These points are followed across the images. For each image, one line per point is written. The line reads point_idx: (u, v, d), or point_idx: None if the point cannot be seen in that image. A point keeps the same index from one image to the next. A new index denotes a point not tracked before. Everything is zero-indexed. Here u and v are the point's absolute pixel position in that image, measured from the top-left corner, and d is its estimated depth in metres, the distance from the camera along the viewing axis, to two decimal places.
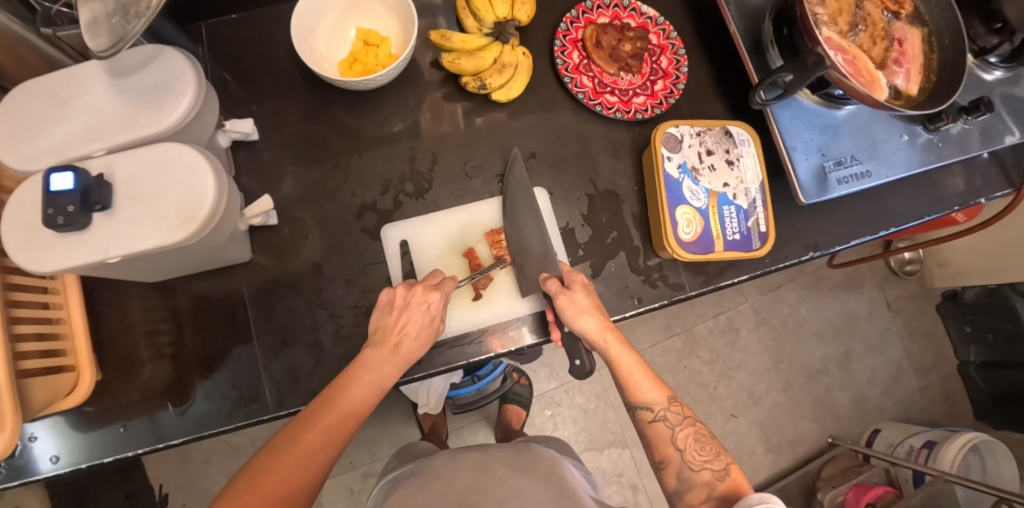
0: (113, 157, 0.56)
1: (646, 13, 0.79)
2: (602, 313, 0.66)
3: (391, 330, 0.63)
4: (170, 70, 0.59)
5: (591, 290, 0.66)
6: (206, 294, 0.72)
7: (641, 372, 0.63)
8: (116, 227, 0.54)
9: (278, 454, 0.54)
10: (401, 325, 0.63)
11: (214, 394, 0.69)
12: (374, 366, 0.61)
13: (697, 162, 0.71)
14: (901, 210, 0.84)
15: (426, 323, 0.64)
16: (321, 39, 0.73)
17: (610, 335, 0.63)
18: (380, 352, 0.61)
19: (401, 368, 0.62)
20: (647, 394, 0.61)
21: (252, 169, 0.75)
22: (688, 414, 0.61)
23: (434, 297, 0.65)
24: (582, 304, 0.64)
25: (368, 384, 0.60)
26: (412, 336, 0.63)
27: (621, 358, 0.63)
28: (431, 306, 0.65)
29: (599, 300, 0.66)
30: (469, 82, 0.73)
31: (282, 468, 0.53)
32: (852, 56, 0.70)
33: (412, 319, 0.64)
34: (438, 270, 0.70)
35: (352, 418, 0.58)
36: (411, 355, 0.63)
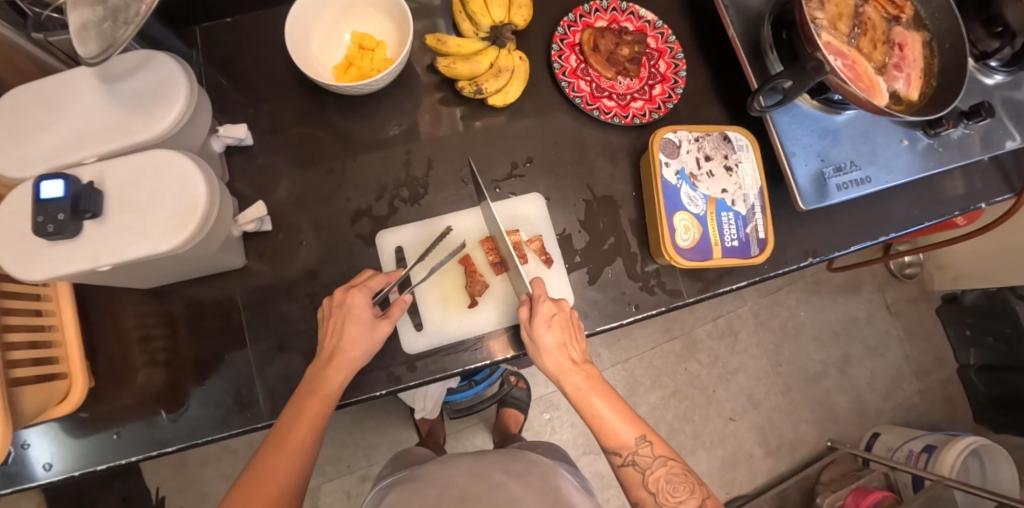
0: (105, 164, 0.55)
1: (644, 16, 0.79)
2: (571, 345, 0.64)
3: (330, 336, 0.62)
4: (162, 75, 0.59)
5: (560, 322, 0.63)
6: (200, 301, 0.72)
7: (611, 414, 0.62)
8: (107, 235, 0.54)
9: (249, 483, 0.55)
10: (335, 328, 0.62)
11: (208, 402, 0.69)
12: (324, 374, 0.60)
13: (695, 168, 0.71)
14: (901, 215, 0.83)
15: (354, 321, 0.62)
16: (316, 43, 0.72)
17: (574, 377, 0.63)
18: (319, 366, 0.61)
19: (346, 370, 0.61)
20: (617, 437, 0.61)
21: (246, 174, 0.75)
22: (661, 454, 0.61)
23: (356, 298, 0.63)
24: (543, 343, 0.63)
25: (319, 397, 0.59)
26: (347, 337, 0.61)
27: (587, 400, 0.63)
28: (355, 302, 0.63)
29: (569, 330, 0.64)
30: (465, 86, 0.72)
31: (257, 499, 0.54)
32: (852, 61, 0.69)
33: (338, 323, 0.62)
34: (371, 268, 0.68)
35: (313, 429, 0.59)
36: (354, 355, 0.61)
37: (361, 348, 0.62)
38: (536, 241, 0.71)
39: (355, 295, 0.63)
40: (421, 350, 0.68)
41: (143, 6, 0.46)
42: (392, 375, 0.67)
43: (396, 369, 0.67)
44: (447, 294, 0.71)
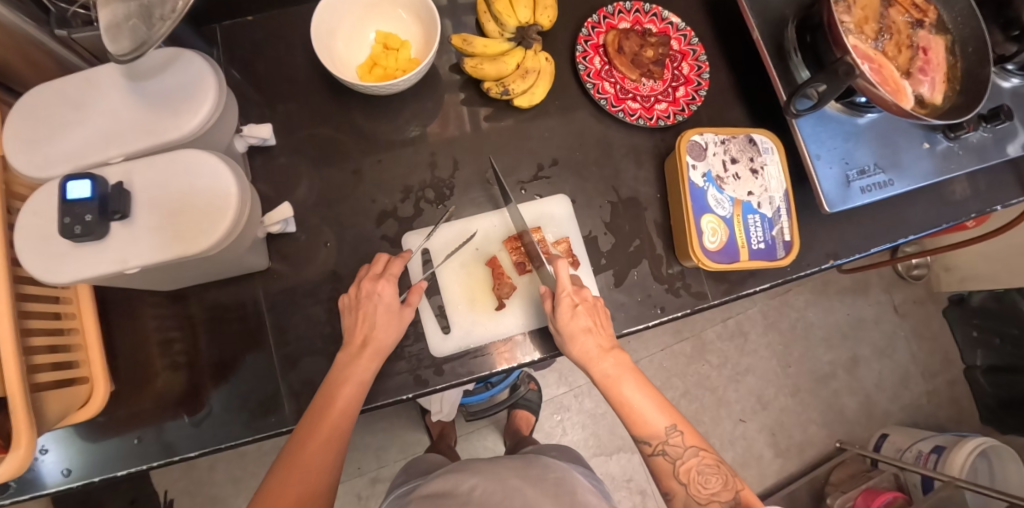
0: (132, 165, 0.54)
1: (667, 18, 0.79)
2: (598, 332, 0.63)
3: (358, 325, 0.62)
4: (188, 74, 0.57)
5: (584, 311, 0.63)
6: (222, 303, 0.71)
7: (640, 398, 0.62)
8: (137, 236, 0.53)
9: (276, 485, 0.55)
10: (366, 315, 0.62)
11: (231, 405, 0.68)
12: (351, 365, 0.60)
13: (721, 171, 0.70)
14: (920, 217, 0.84)
15: (384, 309, 0.62)
16: (340, 42, 0.71)
17: (604, 364, 0.62)
18: (349, 353, 0.61)
19: (376, 358, 0.61)
20: (647, 426, 0.61)
21: (268, 174, 0.74)
22: (691, 444, 0.60)
23: (383, 287, 0.63)
24: (565, 331, 0.62)
25: (351, 383, 0.59)
26: (382, 327, 0.62)
27: (617, 386, 0.62)
28: (382, 288, 0.63)
29: (594, 317, 0.64)
30: (491, 87, 0.71)
31: (293, 486, 0.55)
32: (878, 65, 0.69)
33: (367, 312, 0.62)
34: (385, 254, 0.67)
35: (342, 420, 0.58)
36: (384, 345, 0.62)
37: (393, 336, 0.62)
38: (563, 242, 0.71)
39: (382, 282, 0.64)
40: (448, 352, 0.68)
41: (178, 3, 0.44)
42: (419, 378, 0.67)
43: (422, 372, 0.67)
44: (473, 296, 0.71)
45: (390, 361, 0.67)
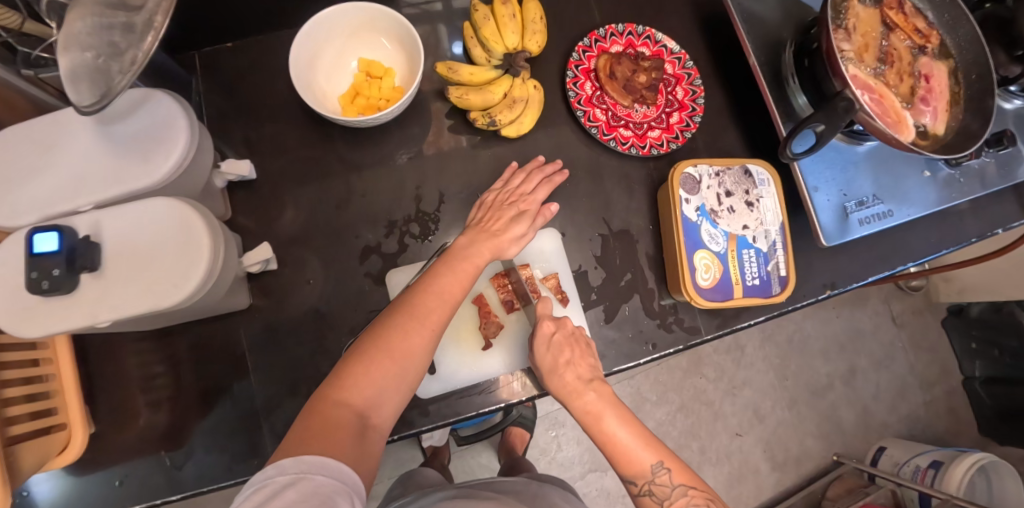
0: (102, 213, 0.52)
1: (661, 40, 0.76)
2: (578, 364, 0.61)
3: (489, 213, 0.66)
4: (160, 116, 0.55)
5: (561, 342, 0.61)
6: (204, 340, 0.69)
7: (625, 435, 0.58)
8: (108, 288, 0.51)
9: (379, 330, 0.55)
10: (499, 217, 0.65)
11: (213, 448, 0.67)
12: (471, 255, 0.62)
13: (715, 204, 0.68)
14: (919, 244, 0.81)
15: (523, 217, 0.65)
16: (321, 73, 0.69)
17: (585, 397, 0.60)
18: (477, 235, 0.64)
19: (494, 251, 0.63)
20: (632, 464, 0.56)
21: (249, 207, 0.72)
22: (681, 482, 0.55)
23: (529, 201, 0.66)
24: (543, 365, 0.61)
25: (464, 277, 0.60)
26: (504, 229, 0.65)
27: (599, 422, 0.59)
28: (523, 211, 0.66)
29: (573, 348, 0.62)
30: (477, 117, 0.68)
31: (389, 348, 0.53)
32: (878, 96, 0.67)
33: (505, 214, 0.66)
34: (513, 162, 0.71)
35: (450, 305, 0.59)
36: (508, 238, 0.64)
37: (514, 248, 0.65)
38: (552, 279, 0.69)
39: (523, 199, 0.67)
40: (434, 393, 0.66)
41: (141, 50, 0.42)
42: (403, 418, 0.64)
43: (407, 413, 0.65)
44: (458, 335, 0.69)
45: None
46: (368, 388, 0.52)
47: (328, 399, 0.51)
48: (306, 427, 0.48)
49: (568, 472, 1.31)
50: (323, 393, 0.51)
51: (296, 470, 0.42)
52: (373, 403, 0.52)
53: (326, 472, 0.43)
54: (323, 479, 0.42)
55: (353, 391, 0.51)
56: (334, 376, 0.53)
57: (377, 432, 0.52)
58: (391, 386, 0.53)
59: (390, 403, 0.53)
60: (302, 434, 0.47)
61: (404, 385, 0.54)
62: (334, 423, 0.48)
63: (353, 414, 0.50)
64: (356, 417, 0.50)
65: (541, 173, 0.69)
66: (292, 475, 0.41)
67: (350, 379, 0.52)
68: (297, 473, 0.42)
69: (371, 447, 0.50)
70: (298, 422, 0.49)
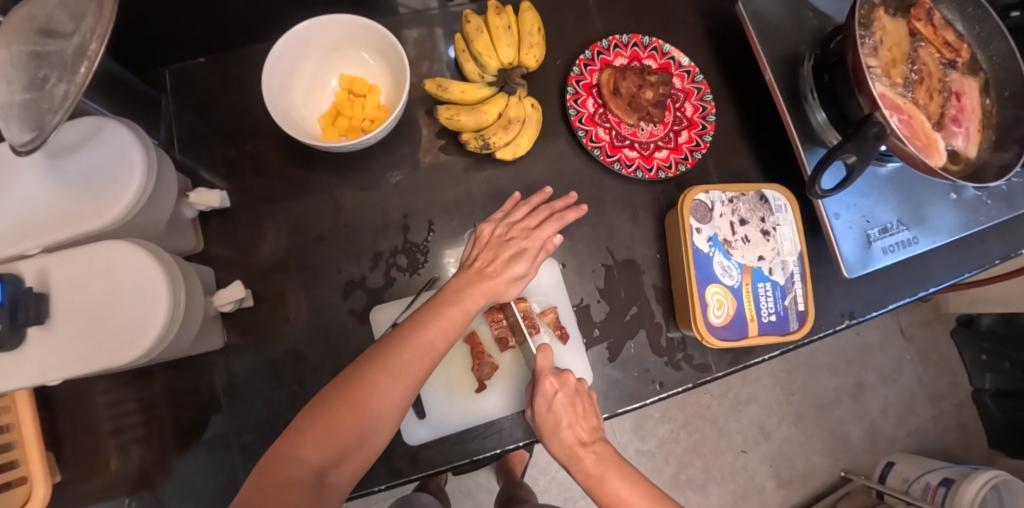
0: (50, 258, 0.47)
1: (669, 52, 0.70)
2: (578, 424, 0.56)
3: (484, 250, 0.60)
4: (116, 148, 0.50)
5: (565, 402, 0.56)
6: (178, 383, 0.64)
7: (630, 494, 0.53)
8: (55, 345, 0.46)
9: (354, 381, 0.50)
10: (495, 258, 0.59)
11: (186, 500, 0.62)
12: (460, 301, 0.56)
13: (729, 234, 0.63)
14: (941, 269, 0.77)
15: (523, 256, 0.59)
16: (300, 91, 0.63)
17: (585, 462, 0.55)
18: (468, 277, 0.58)
19: (488, 296, 0.58)
20: None
21: (224, 238, 0.66)
22: None
23: (530, 241, 0.60)
24: (544, 425, 0.56)
25: (451, 327, 0.55)
26: (501, 271, 0.59)
27: (601, 485, 0.54)
28: (524, 249, 0.60)
29: (576, 406, 0.56)
30: (470, 140, 0.63)
31: (359, 402, 0.49)
32: (907, 116, 0.61)
33: (501, 254, 0.59)
34: (517, 194, 0.65)
35: (433, 356, 0.54)
36: (504, 280, 0.59)
37: (513, 290, 0.59)
38: (551, 313, 0.64)
39: (526, 235, 0.60)
40: (425, 440, 0.61)
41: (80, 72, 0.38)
42: (391, 467, 0.59)
43: (395, 463, 0.60)
44: (450, 376, 0.64)
45: None
46: (330, 446, 0.47)
47: (282, 455, 0.46)
48: (256, 488, 0.44)
49: (568, 493, 1.27)
50: (281, 447, 0.47)
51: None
52: (335, 460, 0.47)
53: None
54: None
55: (311, 448, 0.47)
56: (294, 429, 0.48)
57: (336, 491, 0.47)
58: (359, 441, 0.49)
59: (355, 460, 0.49)
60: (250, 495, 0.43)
61: (374, 439, 0.50)
62: (287, 483, 0.44)
63: (310, 472, 0.45)
64: (313, 476, 0.46)
65: (550, 209, 0.63)
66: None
67: (315, 433, 0.47)
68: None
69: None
70: (249, 480, 0.45)
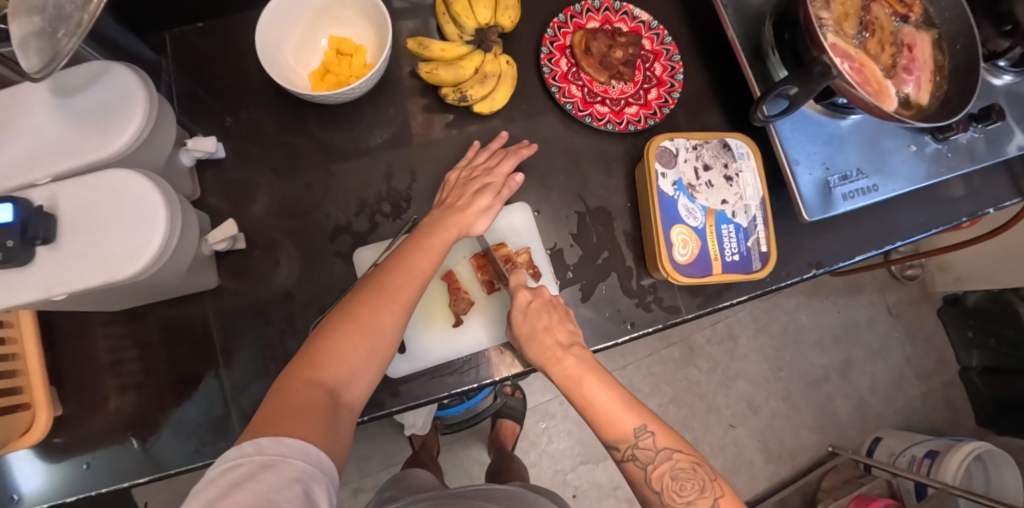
0: (58, 186, 0.51)
1: (639, 16, 0.75)
2: (555, 329, 0.60)
3: (458, 190, 0.65)
4: (119, 89, 0.54)
5: (538, 310, 0.60)
6: (175, 322, 0.68)
7: (606, 399, 0.55)
8: (61, 263, 0.50)
9: (352, 306, 0.54)
10: (463, 194, 0.65)
11: (181, 431, 0.65)
12: (438, 231, 0.61)
13: (693, 179, 0.67)
14: (907, 223, 0.80)
15: (488, 190, 0.64)
16: (291, 50, 0.68)
17: (563, 362, 0.57)
18: (445, 213, 0.63)
19: (461, 227, 0.63)
20: (615, 429, 0.53)
21: (220, 188, 0.71)
22: (665, 445, 0.52)
23: (494, 179, 0.65)
24: (521, 331, 0.60)
25: (432, 253, 0.60)
26: (469, 204, 0.64)
27: (579, 386, 0.56)
28: (488, 184, 0.65)
29: (551, 314, 0.61)
30: (448, 93, 0.68)
31: (359, 321, 0.53)
32: (859, 64, 0.65)
33: (473, 190, 0.65)
34: (477, 143, 0.70)
35: (420, 280, 0.58)
36: (473, 212, 0.63)
37: (482, 223, 0.65)
38: (524, 253, 0.68)
39: (487, 173, 0.66)
40: (406, 373, 0.64)
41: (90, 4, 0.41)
42: (375, 399, 0.63)
43: (377, 393, 0.63)
44: (430, 314, 0.68)
45: None
46: (337, 365, 0.50)
47: (295, 378, 0.49)
48: (272, 407, 0.46)
49: (558, 465, 1.29)
50: (292, 372, 0.50)
51: (275, 452, 0.40)
52: (344, 380, 0.51)
53: (306, 458, 0.42)
54: (302, 465, 0.41)
55: (323, 370, 0.50)
56: (301, 357, 0.51)
57: (349, 410, 0.50)
58: (365, 362, 0.52)
59: (362, 381, 0.52)
60: (269, 413, 0.45)
61: (377, 360, 0.53)
62: (303, 399, 0.47)
63: (324, 392, 0.48)
64: (326, 395, 0.48)
65: (506, 150, 0.69)
66: (270, 457, 0.40)
67: (322, 355, 0.50)
68: (275, 455, 0.40)
69: (343, 424, 0.48)
70: (264, 405, 0.46)
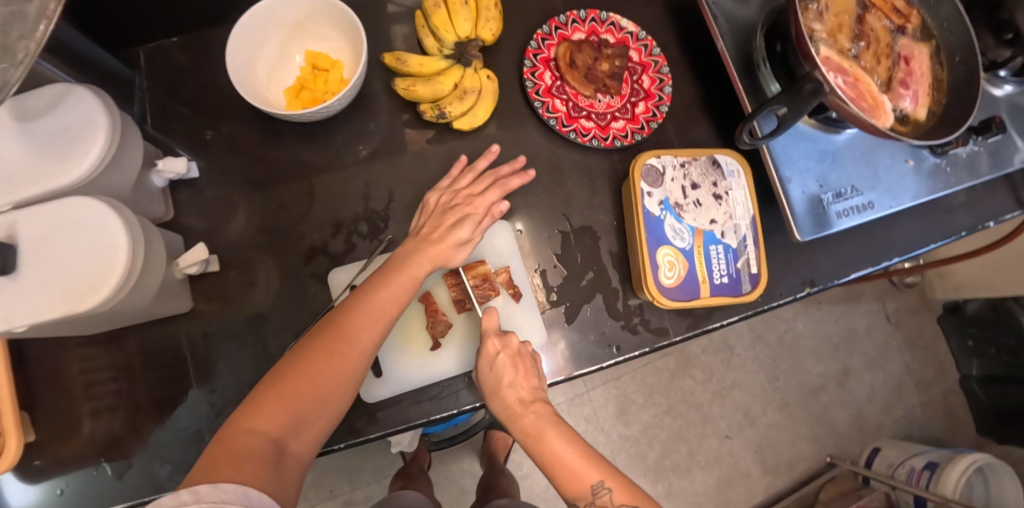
0: (18, 214, 0.50)
1: (626, 27, 0.72)
2: (519, 383, 0.57)
3: (434, 219, 0.62)
4: (80, 112, 0.53)
5: (504, 363, 0.57)
6: (147, 347, 0.66)
7: (564, 454, 0.53)
8: (20, 295, 0.48)
9: (309, 351, 0.52)
10: (440, 225, 0.62)
11: (154, 458, 0.64)
12: (407, 266, 0.58)
13: (680, 198, 0.65)
14: (905, 238, 0.77)
15: (468, 222, 0.62)
16: (264, 65, 0.66)
17: (524, 419, 0.56)
18: (415, 246, 0.60)
19: (435, 262, 0.60)
20: (573, 485, 0.52)
21: (193, 207, 0.69)
22: (623, 502, 0.50)
23: (474, 210, 0.62)
24: (486, 386, 0.57)
25: (398, 291, 0.57)
26: (445, 236, 0.61)
27: (540, 442, 0.55)
28: (468, 215, 0.62)
29: (517, 366, 0.58)
30: (426, 110, 0.65)
31: (314, 367, 0.51)
32: (853, 78, 0.62)
33: (450, 219, 0.62)
34: (463, 158, 0.67)
35: (384, 321, 0.56)
36: (449, 245, 0.61)
37: (459, 256, 0.62)
38: (504, 272, 0.66)
39: (470, 202, 0.63)
40: (382, 399, 0.62)
41: None
42: (351, 427, 0.61)
43: (354, 422, 0.61)
44: (408, 336, 0.66)
45: None
46: (284, 415, 0.49)
47: (238, 427, 0.47)
48: (210, 458, 0.44)
49: None
50: (237, 419, 0.48)
51: (214, 498, 0.39)
52: (292, 429, 0.49)
53: (247, 501, 0.40)
54: None
55: (267, 419, 0.48)
56: (250, 401, 0.50)
57: (295, 459, 0.49)
58: (316, 407, 0.51)
59: (312, 429, 0.51)
60: (204, 466, 0.43)
61: (330, 407, 0.52)
62: (244, 451, 0.45)
63: (266, 442, 0.47)
64: (270, 445, 0.47)
65: (493, 175, 0.65)
66: (211, 504, 0.38)
67: (271, 403, 0.49)
68: (217, 501, 0.38)
69: (286, 477, 0.47)
70: (203, 456, 0.45)
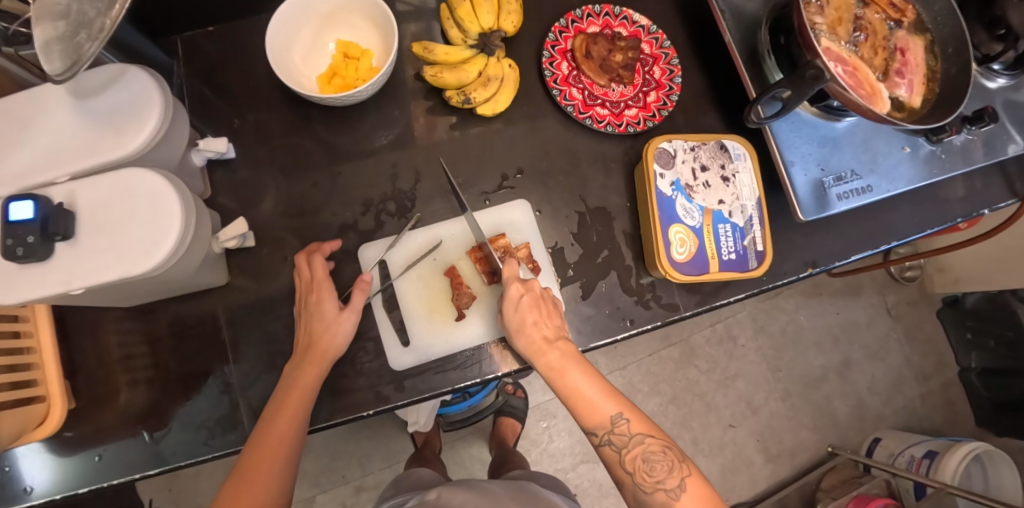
0: (77, 184, 0.53)
1: (638, 21, 0.77)
2: (543, 322, 0.60)
3: (303, 328, 0.62)
4: (135, 91, 0.56)
5: (529, 304, 0.60)
6: (183, 319, 0.70)
7: (586, 387, 0.57)
8: (79, 257, 0.52)
9: (237, 481, 0.54)
10: (308, 317, 0.62)
11: (191, 424, 0.67)
12: (297, 373, 0.60)
13: (690, 179, 0.69)
14: (903, 223, 0.81)
15: (326, 299, 0.62)
16: (299, 53, 0.70)
17: (548, 356, 0.59)
18: (299, 357, 0.61)
19: (324, 358, 0.61)
20: (594, 415, 0.56)
21: (229, 187, 0.73)
22: (639, 431, 0.56)
23: (321, 294, 0.63)
24: (510, 325, 0.60)
25: (296, 392, 0.59)
26: (320, 328, 0.61)
27: (562, 378, 0.58)
28: (319, 295, 0.63)
29: (540, 308, 0.61)
30: (453, 96, 0.70)
31: (246, 491, 0.53)
32: (852, 68, 0.67)
33: (313, 313, 0.62)
34: (305, 251, 0.67)
35: (297, 422, 0.58)
36: (328, 335, 0.61)
37: (342, 333, 0.62)
38: (524, 247, 0.69)
39: (313, 287, 0.64)
40: (409, 367, 0.66)
41: (108, 20, 0.43)
42: (380, 394, 0.65)
43: (383, 388, 0.66)
44: (433, 308, 0.70)
45: (349, 378, 0.66)
46: None
47: None
48: None
49: (559, 463, 1.30)
50: None
51: None
52: None
53: None
54: None
55: None
56: None
57: None
58: None
59: None
60: None
61: None
62: None
63: None
64: None
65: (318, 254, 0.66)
66: None
67: None
68: None
69: None
70: None
